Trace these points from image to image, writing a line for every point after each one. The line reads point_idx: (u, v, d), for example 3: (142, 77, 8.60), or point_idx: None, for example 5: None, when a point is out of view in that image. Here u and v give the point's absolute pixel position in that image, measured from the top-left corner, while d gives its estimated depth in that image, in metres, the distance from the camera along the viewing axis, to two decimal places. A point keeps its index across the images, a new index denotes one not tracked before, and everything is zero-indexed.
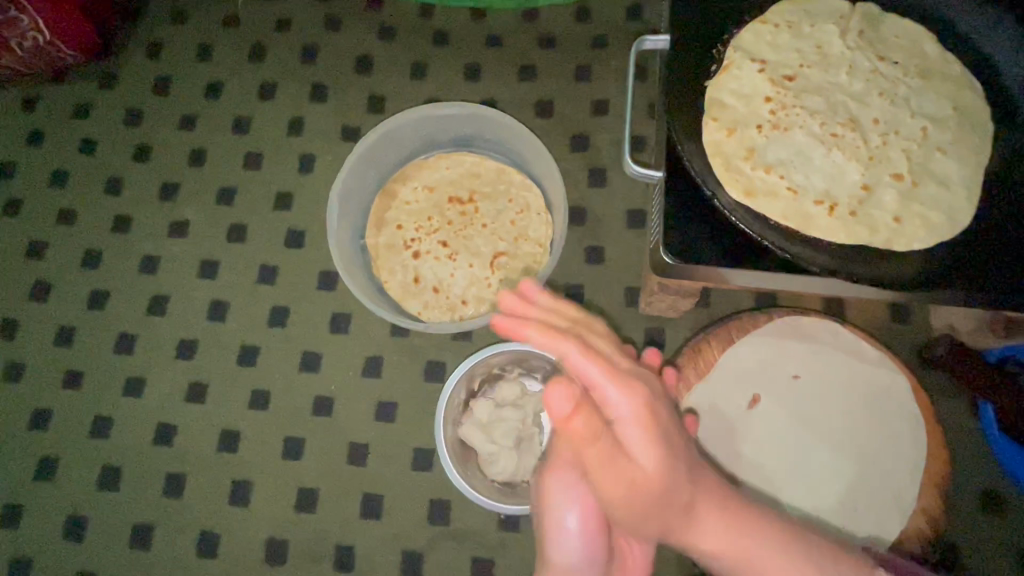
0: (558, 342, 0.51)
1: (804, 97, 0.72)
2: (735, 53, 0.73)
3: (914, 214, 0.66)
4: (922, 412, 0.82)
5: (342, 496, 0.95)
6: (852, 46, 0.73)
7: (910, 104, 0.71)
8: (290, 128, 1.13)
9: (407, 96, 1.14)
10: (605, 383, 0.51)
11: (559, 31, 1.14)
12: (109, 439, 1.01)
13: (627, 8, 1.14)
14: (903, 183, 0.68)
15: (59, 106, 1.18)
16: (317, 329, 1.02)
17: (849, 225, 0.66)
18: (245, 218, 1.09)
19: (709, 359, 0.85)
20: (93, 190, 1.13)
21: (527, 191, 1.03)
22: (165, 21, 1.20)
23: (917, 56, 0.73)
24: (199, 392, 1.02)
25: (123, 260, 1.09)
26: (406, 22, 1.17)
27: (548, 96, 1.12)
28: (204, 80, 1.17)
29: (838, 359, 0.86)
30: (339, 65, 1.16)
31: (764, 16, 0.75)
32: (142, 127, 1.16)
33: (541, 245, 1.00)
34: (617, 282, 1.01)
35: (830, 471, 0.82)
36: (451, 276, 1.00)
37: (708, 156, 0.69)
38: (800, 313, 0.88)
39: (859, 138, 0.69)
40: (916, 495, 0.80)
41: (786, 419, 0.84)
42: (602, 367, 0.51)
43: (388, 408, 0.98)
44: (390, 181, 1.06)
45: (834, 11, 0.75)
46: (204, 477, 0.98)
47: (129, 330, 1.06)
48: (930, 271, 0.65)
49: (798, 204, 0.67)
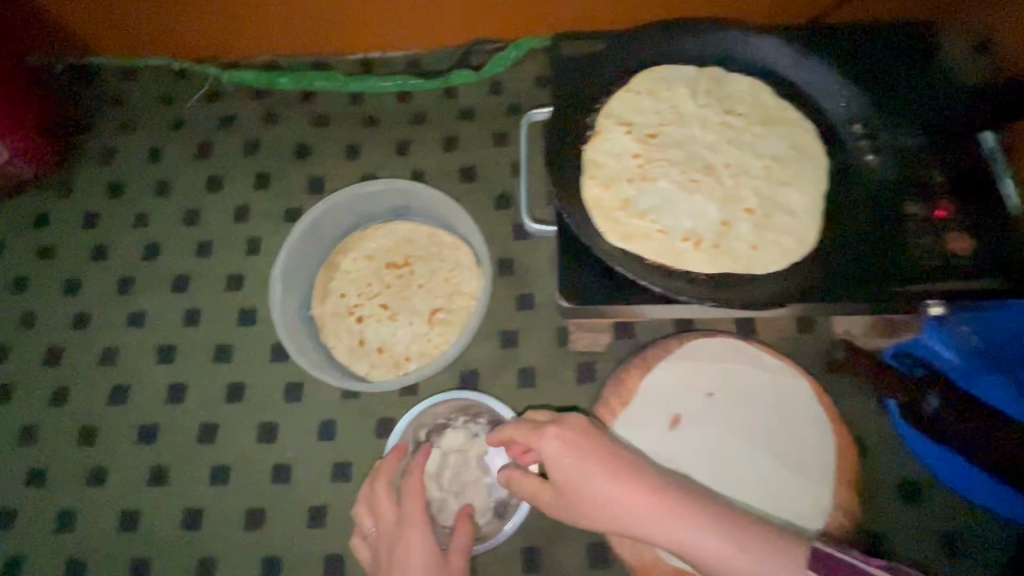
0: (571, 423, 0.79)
1: (667, 150, 0.82)
2: (605, 119, 0.85)
3: (768, 242, 0.76)
4: (826, 413, 0.92)
5: (306, 559, 0.98)
6: (702, 104, 0.85)
7: (756, 148, 0.82)
8: (237, 214, 1.22)
9: (345, 175, 1.25)
10: (558, 438, 0.76)
11: (475, 105, 1.28)
12: (74, 532, 1.02)
13: (533, 79, 1.28)
14: (756, 215, 0.78)
15: (17, 217, 1.24)
16: (273, 400, 1.08)
17: (714, 256, 0.76)
18: (200, 304, 1.16)
19: (631, 388, 0.95)
20: (52, 292, 1.19)
21: (457, 249, 1.13)
22: (117, 130, 1.29)
23: (758, 107, 0.85)
24: (163, 475, 1.05)
25: (83, 355, 1.14)
26: (338, 110, 1.29)
27: (470, 162, 1.23)
28: (155, 178, 1.26)
29: (747, 371, 0.95)
30: (279, 154, 1.26)
31: (628, 86, 0.88)
32: (98, 228, 1.23)
33: (474, 297, 1.10)
34: (548, 324, 1.10)
35: (743, 469, 0.90)
36: (393, 336, 1.09)
37: (589, 210, 0.80)
38: (705, 335, 0.98)
39: (715, 182, 0.80)
40: (832, 494, 0.88)
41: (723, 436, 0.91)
42: (558, 445, 0.76)
43: (344, 467, 1.03)
44: (333, 254, 1.15)
45: (686, 76, 0.88)
46: (168, 557, 1.00)
47: (91, 421, 1.09)
48: (794, 286, 0.75)
49: (668, 242, 0.77)
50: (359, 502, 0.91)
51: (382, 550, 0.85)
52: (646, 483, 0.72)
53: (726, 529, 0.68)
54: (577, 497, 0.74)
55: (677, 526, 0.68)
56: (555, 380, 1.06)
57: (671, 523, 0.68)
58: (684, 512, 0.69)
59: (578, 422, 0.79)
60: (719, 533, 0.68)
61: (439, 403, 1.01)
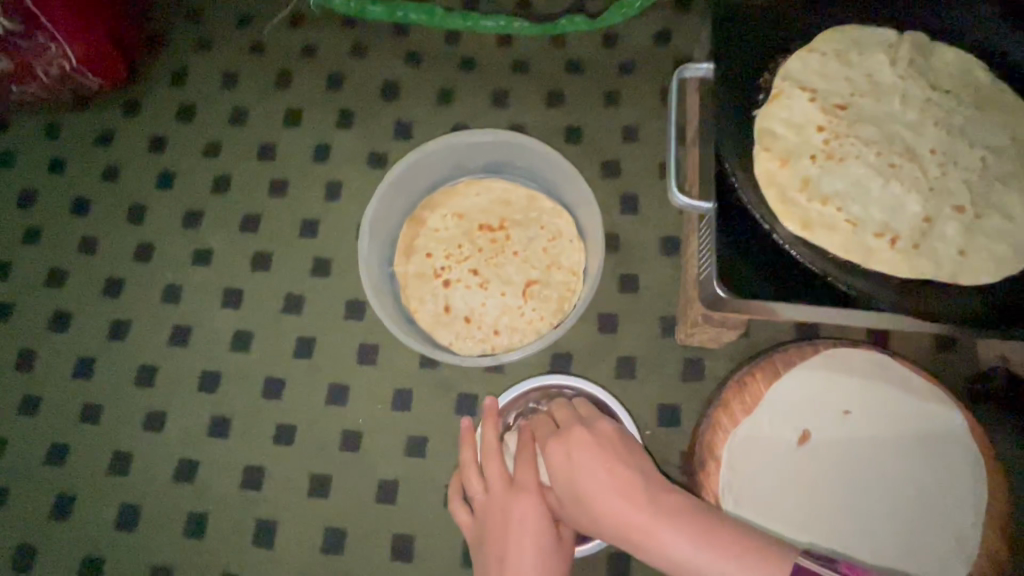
0: (600, 425, 0.75)
1: (858, 127, 0.69)
2: (783, 82, 0.72)
3: (980, 248, 0.64)
4: (982, 450, 0.80)
5: (371, 536, 0.91)
6: (903, 75, 0.71)
7: (968, 134, 0.68)
8: (315, 153, 1.11)
9: (436, 123, 1.13)
10: (576, 434, 0.73)
11: (586, 58, 1.14)
12: (128, 476, 0.96)
13: (655, 34, 1.14)
14: (966, 215, 0.65)
15: (81, 133, 1.15)
16: (345, 361, 0.99)
17: (913, 258, 0.64)
18: (271, 247, 1.06)
19: (755, 394, 0.83)
20: (114, 218, 1.10)
21: (559, 218, 1.02)
22: (190, 47, 1.18)
23: (970, 85, 0.70)
24: (223, 427, 0.97)
25: (145, 289, 1.06)
26: (433, 48, 1.16)
27: (577, 122, 1.11)
28: (228, 104, 1.15)
29: (890, 391, 0.83)
30: (364, 91, 1.14)
31: (811, 45, 0.74)
32: (166, 153, 1.13)
33: (575, 273, 0.98)
34: (653, 311, 0.99)
35: (880, 503, 0.79)
36: (482, 305, 0.98)
37: (762, 187, 0.67)
38: (844, 344, 0.86)
39: (917, 169, 0.67)
40: (979, 540, 0.77)
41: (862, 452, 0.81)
42: (578, 438, 0.73)
43: (418, 442, 0.95)
44: (419, 208, 1.04)
45: (883, 41, 0.73)
46: (225, 516, 0.93)
47: (151, 361, 1.02)
48: (1005, 305, 0.62)
49: (857, 236, 0.65)
50: (463, 464, 0.83)
51: (488, 515, 0.76)
52: (625, 493, 0.65)
53: (689, 536, 0.59)
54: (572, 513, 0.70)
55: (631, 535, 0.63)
56: (656, 374, 0.96)
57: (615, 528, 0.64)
58: (620, 516, 0.64)
59: (583, 435, 0.73)
60: (705, 545, 0.59)
61: (535, 386, 0.91)
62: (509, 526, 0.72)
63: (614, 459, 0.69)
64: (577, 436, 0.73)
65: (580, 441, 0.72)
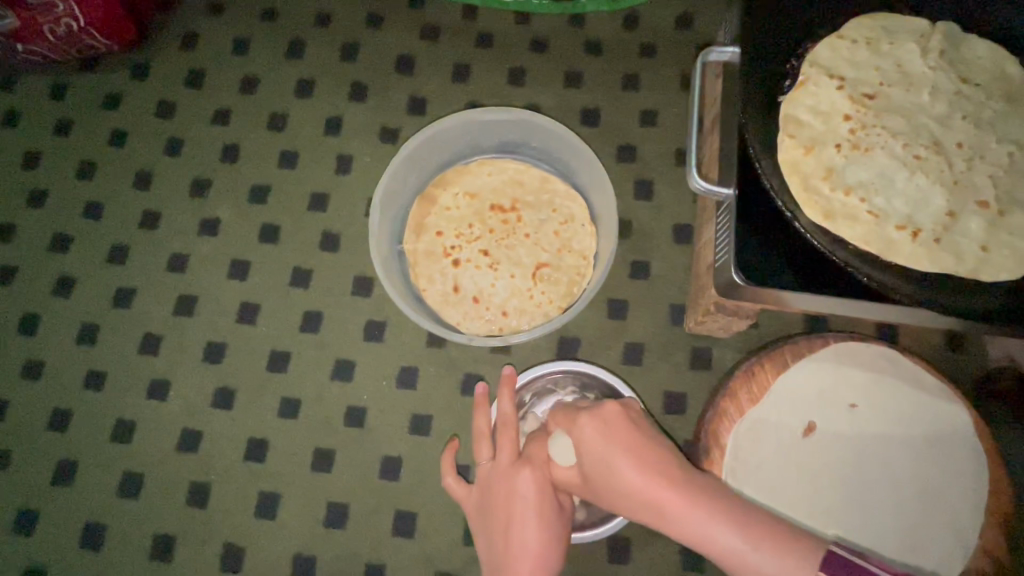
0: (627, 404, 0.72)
1: (885, 117, 0.68)
2: (811, 69, 0.71)
3: (1002, 245, 0.63)
4: (985, 448, 0.80)
5: (373, 512, 0.91)
6: (934, 65, 0.70)
7: (996, 129, 0.67)
8: (327, 126, 1.09)
9: (450, 99, 1.11)
10: (608, 411, 0.70)
11: (605, 39, 1.12)
12: (131, 444, 0.96)
13: (677, 17, 1.11)
14: (990, 211, 0.64)
15: (88, 96, 1.13)
16: (352, 337, 0.99)
17: (934, 252, 0.63)
18: (279, 220, 1.05)
19: (763, 384, 0.83)
20: (121, 184, 1.09)
21: (572, 201, 1.00)
22: (202, 12, 1.15)
23: (999, 79, 0.69)
24: (227, 398, 0.97)
25: (151, 258, 1.04)
26: (449, 23, 1.14)
27: (593, 104, 1.09)
28: (239, 72, 1.13)
29: (898, 387, 0.83)
30: (378, 64, 1.12)
31: (840, 32, 0.72)
32: (174, 120, 1.11)
33: (585, 257, 0.97)
34: (663, 298, 0.98)
35: (880, 497, 0.80)
36: (491, 287, 0.97)
37: (785, 174, 0.66)
38: (855, 338, 0.86)
39: (944, 162, 0.66)
40: (977, 536, 0.77)
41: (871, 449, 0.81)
42: (607, 415, 0.69)
43: (423, 420, 0.94)
44: (430, 185, 1.02)
45: (915, 30, 0.72)
46: (228, 487, 0.93)
47: (156, 330, 1.01)
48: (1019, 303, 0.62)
49: (879, 228, 0.64)
50: (476, 433, 0.86)
51: (491, 488, 0.77)
52: (659, 474, 0.62)
53: (725, 526, 0.58)
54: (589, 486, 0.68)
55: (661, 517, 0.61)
56: (663, 361, 0.96)
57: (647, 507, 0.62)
58: (655, 500, 0.61)
59: (614, 413, 0.70)
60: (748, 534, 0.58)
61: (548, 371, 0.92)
62: (512, 501, 0.73)
63: (644, 440, 0.67)
64: (608, 414, 0.69)
65: (611, 420, 0.69)
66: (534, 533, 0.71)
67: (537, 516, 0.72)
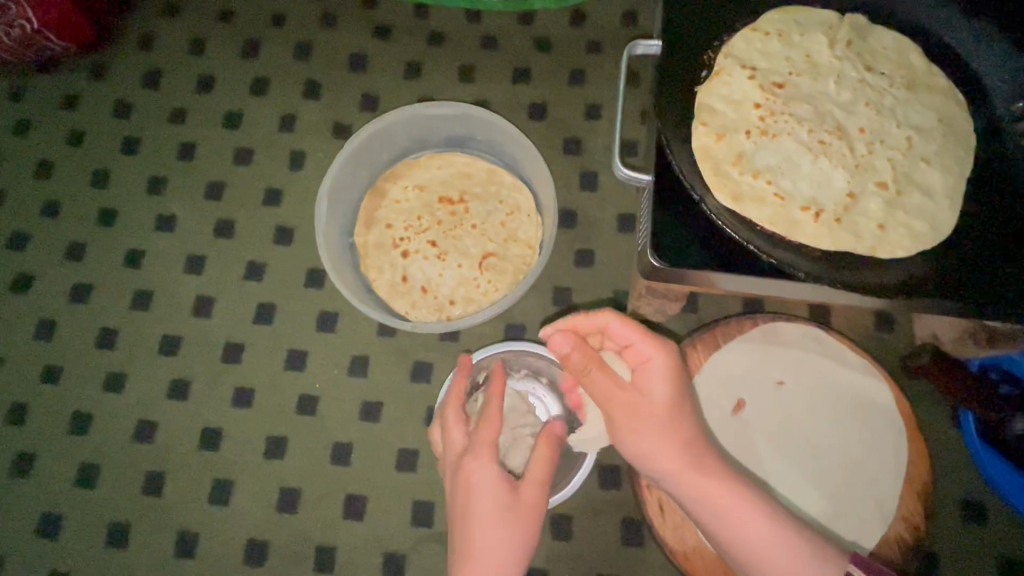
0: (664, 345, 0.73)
1: (793, 105, 0.72)
2: (725, 60, 0.74)
3: (898, 223, 0.67)
4: (904, 419, 0.83)
5: (323, 496, 0.94)
6: (841, 55, 0.73)
7: (897, 115, 0.71)
8: (281, 124, 1.12)
9: (402, 96, 1.13)
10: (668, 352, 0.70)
11: (553, 35, 1.14)
12: (88, 436, 0.98)
13: (622, 13, 1.14)
14: (887, 192, 0.68)
15: (45, 96, 1.15)
16: (305, 327, 1.01)
17: (834, 231, 0.67)
18: (234, 215, 1.07)
19: (695, 364, 0.86)
20: (79, 182, 1.10)
21: (518, 192, 1.03)
22: (157, 14, 1.17)
23: (903, 67, 0.73)
24: (183, 389, 0.99)
25: (107, 254, 1.06)
26: (401, 21, 1.16)
27: (541, 99, 1.12)
28: (196, 72, 1.15)
29: (822, 363, 0.87)
30: (332, 63, 1.14)
31: (754, 24, 0.76)
32: (131, 120, 1.13)
33: (531, 246, 1.00)
34: (607, 285, 1.02)
35: (805, 468, 0.83)
36: (440, 277, 1.00)
37: (697, 160, 0.70)
38: (784, 319, 0.89)
39: (845, 147, 0.70)
40: (897, 505, 0.80)
41: (801, 422, 0.85)
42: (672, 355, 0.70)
43: (373, 408, 0.97)
44: (381, 179, 1.05)
45: (824, 21, 0.75)
46: (183, 475, 0.96)
47: (112, 324, 1.03)
48: (915, 278, 0.66)
49: (784, 209, 0.68)
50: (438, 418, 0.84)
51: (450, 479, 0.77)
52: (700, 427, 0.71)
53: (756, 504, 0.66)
54: (652, 435, 0.67)
55: (713, 497, 0.66)
56: None
57: (700, 485, 0.67)
58: (722, 481, 0.67)
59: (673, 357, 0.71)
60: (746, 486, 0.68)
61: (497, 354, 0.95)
62: (467, 494, 0.73)
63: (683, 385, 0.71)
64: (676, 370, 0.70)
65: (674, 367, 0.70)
66: (479, 524, 0.70)
67: (484, 507, 0.71)
